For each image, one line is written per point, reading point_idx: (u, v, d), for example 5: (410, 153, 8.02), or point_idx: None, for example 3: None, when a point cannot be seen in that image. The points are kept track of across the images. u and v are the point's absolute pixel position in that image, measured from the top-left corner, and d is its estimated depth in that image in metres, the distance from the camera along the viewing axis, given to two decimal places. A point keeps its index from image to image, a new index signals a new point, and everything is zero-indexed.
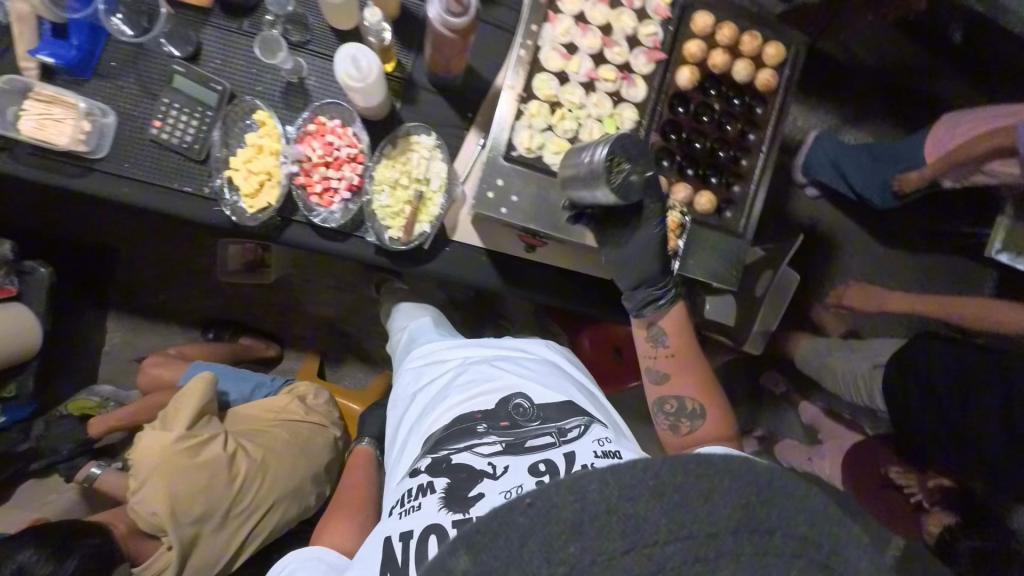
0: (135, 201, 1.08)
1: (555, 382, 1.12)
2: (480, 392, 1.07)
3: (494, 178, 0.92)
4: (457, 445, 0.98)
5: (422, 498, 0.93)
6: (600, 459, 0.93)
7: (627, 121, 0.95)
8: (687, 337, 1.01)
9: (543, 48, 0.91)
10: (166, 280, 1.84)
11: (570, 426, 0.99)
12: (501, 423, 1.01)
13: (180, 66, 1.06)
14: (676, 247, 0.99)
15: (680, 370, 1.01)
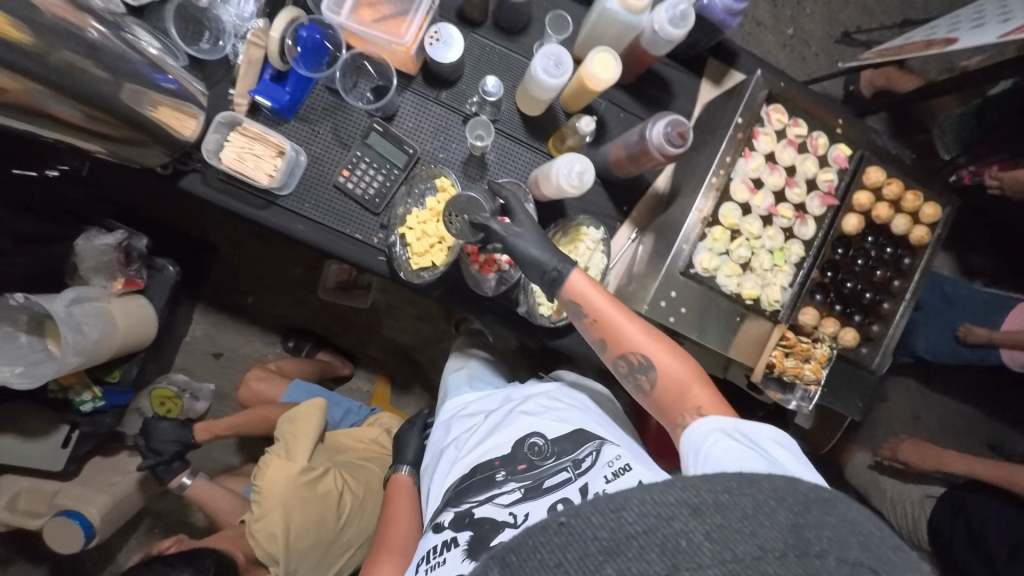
0: (306, 238, 1.14)
1: (572, 412, 1.08)
2: (497, 438, 1.06)
3: (669, 290, 0.99)
4: (478, 497, 0.97)
5: (448, 552, 0.93)
6: (612, 484, 0.89)
7: (794, 255, 1.02)
8: (597, 301, 0.90)
9: (734, 179, 1.00)
10: (258, 284, 1.90)
11: (582, 456, 0.96)
12: (518, 467, 0.98)
13: (379, 126, 1.12)
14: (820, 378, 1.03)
15: (618, 329, 0.88)
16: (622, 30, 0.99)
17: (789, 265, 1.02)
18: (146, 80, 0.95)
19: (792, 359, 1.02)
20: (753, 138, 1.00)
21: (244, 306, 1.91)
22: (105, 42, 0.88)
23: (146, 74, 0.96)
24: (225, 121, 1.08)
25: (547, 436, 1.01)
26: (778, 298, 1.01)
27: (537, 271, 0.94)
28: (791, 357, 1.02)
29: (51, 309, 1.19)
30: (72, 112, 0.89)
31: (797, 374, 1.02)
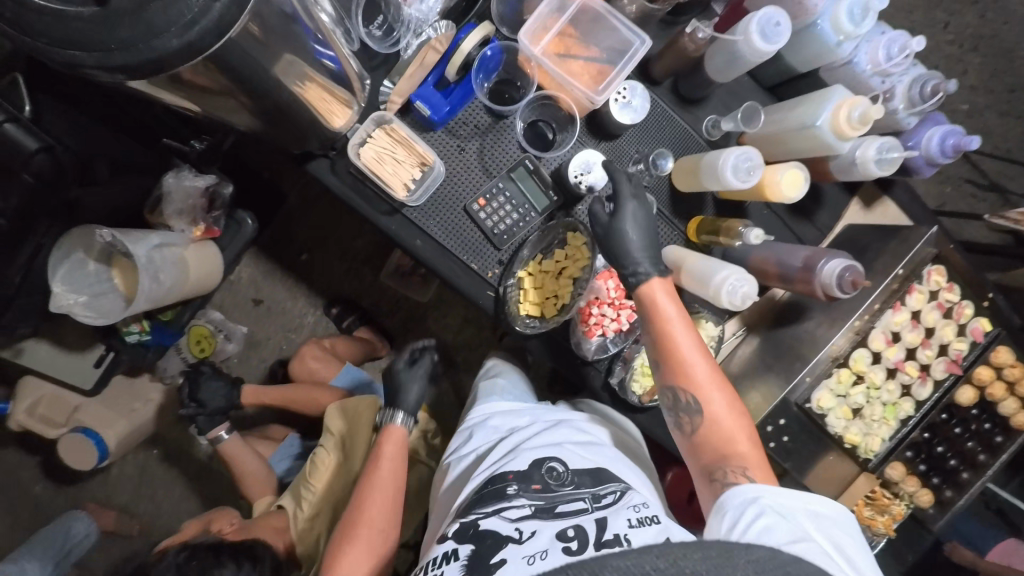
0: (420, 254, 1.09)
1: (600, 447, 1.01)
2: (513, 454, 1.00)
3: (777, 417, 0.99)
4: (485, 511, 0.90)
5: (445, 565, 0.84)
6: (635, 531, 0.82)
7: (903, 412, 1.02)
8: (668, 310, 0.87)
9: (875, 327, 0.99)
10: (315, 242, 1.83)
11: (605, 493, 0.90)
12: (533, 487, 0.92)
13: (529, 163, 1.06)
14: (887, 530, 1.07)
15: (687, 367, 0.83)
16: (820, 149, 0.94)
17: (896, 420, 1.02)
18: (310, 56, 0.81)
19: (871, 508, 1.05)
20: (907, 292, 0.99)
21: (295, 262, 1.83)
22: (283, 8, 0.70)
23: (310, 45, 0.80)
24: (376, 119, 1.01)
25: (568, 463, 0.95)
26: (876, 449, 1.02)
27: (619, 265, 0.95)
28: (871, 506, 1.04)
29: (134, 252, 1.13)
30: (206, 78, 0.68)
31: (873, 523, 1.05)
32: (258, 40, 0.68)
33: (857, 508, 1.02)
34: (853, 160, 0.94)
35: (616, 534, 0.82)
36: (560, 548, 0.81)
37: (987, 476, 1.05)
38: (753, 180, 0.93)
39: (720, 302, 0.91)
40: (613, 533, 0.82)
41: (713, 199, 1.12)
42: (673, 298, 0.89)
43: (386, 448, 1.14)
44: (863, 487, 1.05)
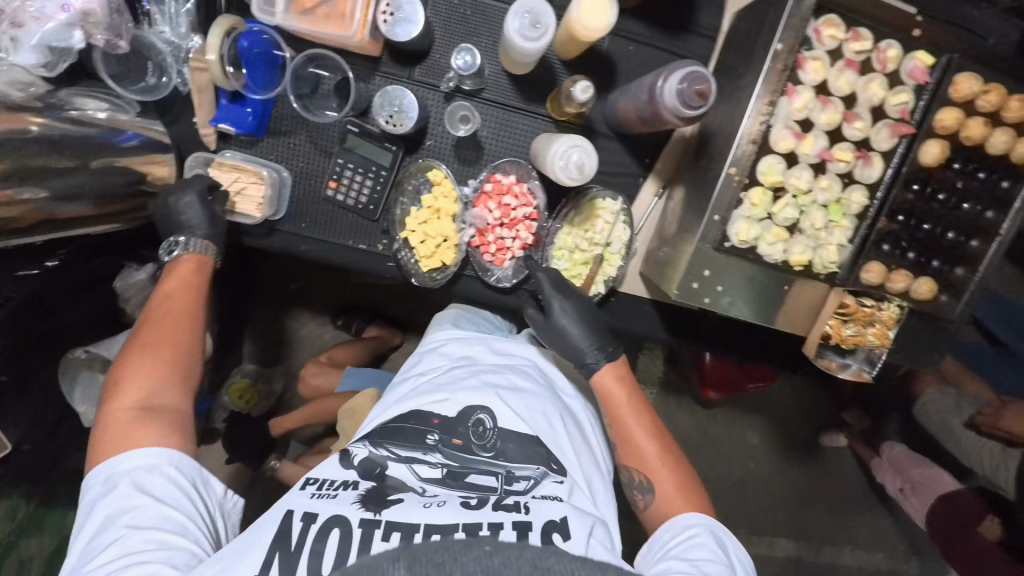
0: (312, 257, 1.10)
1: (537, 409, 0.97)
2: (447, 389, 0.96)
3: (701, 271, 0.86)
4: (399, 452, 0.88)
5: (342, 490, 0.82)
6: (537, 506, 0.82)
7: (855, 205, 0.85)
8: (620, 400, 0.98)
9: (775, 125, 0.81)
10: (305, 271, 1.86)
11: (520, 474, 0.88)
12: (453, 440, 0.89)
13: (353, 126, 1.01)
14: (887, 341, 0.91)
15: (638, 440, 0.96)
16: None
17: (848, 217, 0.86)
18: (111, 149, 0.93)
19: (852, 326, 0.90)
20: (799, 66, 0.79)
21: (298, 297, 1.89)
22: (51, 131, 0.86)
23: (109, 141, 0.93)
24: (199, 160, 1.02)
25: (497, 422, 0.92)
26: (835, 258, 0.87)
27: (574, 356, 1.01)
28: (850, 324, 0.90)
29: (111, 355, 1.30)
30: (72, 207, 0.88)
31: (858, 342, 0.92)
32: (64, 164, 0.86)
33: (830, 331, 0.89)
34: None
35: (518, 504, 0.82)
36: (459, 503, 0.81)
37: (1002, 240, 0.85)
38: (545, 35, 0.78)
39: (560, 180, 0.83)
40: (516, 505, 0.82)
41: (560, 63, 0.98)
42: (629, 388, 1.00)
43: (170, 280, 0.96)
44: (831, 305, 0.89)
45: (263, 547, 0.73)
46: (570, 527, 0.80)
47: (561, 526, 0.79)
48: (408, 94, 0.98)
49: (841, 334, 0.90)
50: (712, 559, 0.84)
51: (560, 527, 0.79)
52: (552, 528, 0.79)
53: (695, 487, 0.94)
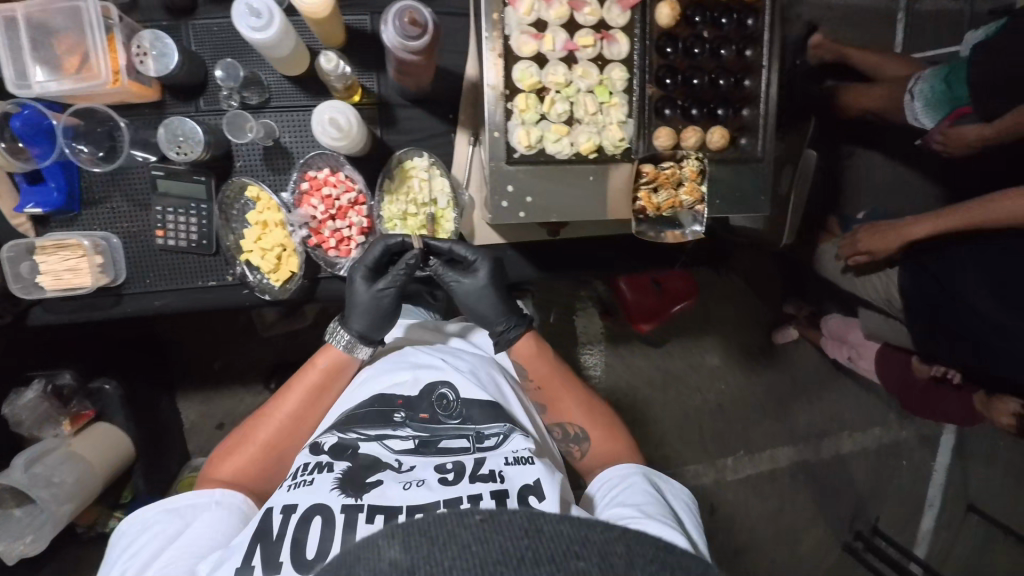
0: (171, 309, 1.11)
1: (490, 380, 1.04)
2: (404, 371, 1.01)
3: (504, 188, 0.89)
4: (367, 432, 0.91)
5: (317, 474, 0.84)
6: (511, 469, 0.86)
7: (618, 82, 0.89)
8: (543, 366, 1.11)
9: (512, 35, 0.85)
10: (220, 346, 1.84)
11: (489, 432, 0.93)
12: (420, 415, 0.95)
13: (158, 171, 1.03)
14: (701, 197, 0.94)
15: (565, 399, 1.12)
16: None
17: (618, 95, 0.90)
18: None
19: (661, 192, 0.93)
20: None
21: (224, 375, 1.85)
22: None
23: None
24: (18, 248, 1.02)
25: (459, 393, 0.97)
26: (621, 135, 0.90)
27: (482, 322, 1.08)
28: (659, 190, 0.92)
29: (13, 481, 1.26)
30: None
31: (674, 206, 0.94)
32: None
33: (641, 204, 0.91)
34: None
35: (492, 471, 0.86)
36: (436, 479, 0.84)
37: (767, 71, 0.93)
38: (265, 31, 0.83)
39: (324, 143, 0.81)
40: (490, 470, 0.86)
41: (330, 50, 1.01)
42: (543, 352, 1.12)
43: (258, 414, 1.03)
44: (636, 180, 0.91)
45: (245, 545, 0.78)
46: (544, 488, 0.84)
47: (536, 489, 0.84)
48: (192, 124, 1.00)
49: (655, 203, 0.93)
50: (652, 501, 0.93)
51: (535, 489, 0.84)
52: (527, 491, 0.83)
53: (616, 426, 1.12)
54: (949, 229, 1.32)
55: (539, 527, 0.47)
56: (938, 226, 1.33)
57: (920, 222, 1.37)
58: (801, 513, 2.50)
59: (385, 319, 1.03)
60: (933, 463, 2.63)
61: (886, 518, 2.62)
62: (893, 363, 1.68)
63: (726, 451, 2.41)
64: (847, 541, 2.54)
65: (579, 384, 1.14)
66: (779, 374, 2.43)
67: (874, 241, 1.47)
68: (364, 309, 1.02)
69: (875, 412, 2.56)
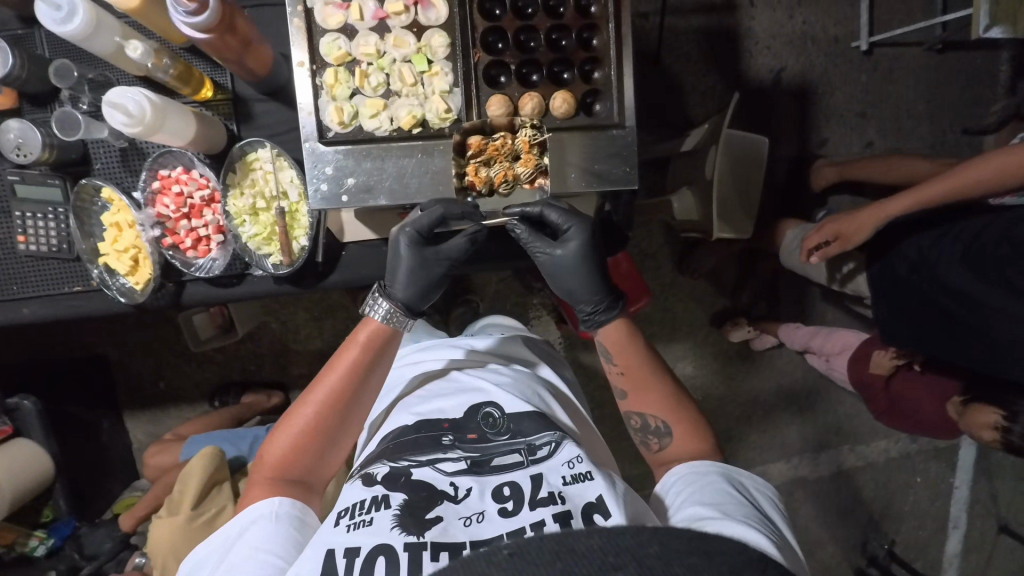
0: (40, 317, 1.08)
1: (532, 390, 0.95)
2: (449, 394, 0.91)
3: (321, 168, 0.83)
4: (419, 458, 0.80)
5: (375, 512, 0.73)
6: (570, 488, 0.76)
7: (438, 48, 0.83)
8: (632, 351, 0.91)
9: (316, 7, 0.81)
10: (154, 365, 1.79)
11: (541, 442, 0.83)
12: (468, 436, 0.84)
13: (15, 176, 1.02)
14: (541, 169, 0.85)
15: (645, 386, 0.92)
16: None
17: (440, 63, 0.84)
18: None
19: (493, 165, 0.85)
20: None
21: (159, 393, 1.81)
22: None
23: None
24: None
25: (505, 409, 0.88)
26: (445, 106, 0.83)
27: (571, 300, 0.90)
28: (488, 163, 0.84)
29: None
30: None
31: (509, 179, 0.86)
32: None
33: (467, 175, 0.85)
34: None
35: (551, 491, 0.76)
36: (496, 510, 0.74)
37: (611, 27, 0.85)
38: (69, 28, 0.82)
39: (116, 122, 0.84)
40: (549, 490, 0.76)
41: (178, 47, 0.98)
42: (636, 337, 0.91)
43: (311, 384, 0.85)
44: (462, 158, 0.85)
45: None
46: (609, 504, 0.75)
47: (601, 506, 0.74)
48: (30, 125, 0.97)
49: (489, 179, 0.85)
50: (734, 500, 0.79)
51: (600, 507, 0.74)
52: (592, 510, 0.74)
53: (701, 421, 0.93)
54: (932, 202, 1.12)
55: (568, 548, 0.47)
56: (922, 200, 1.13)
57: (898, 197, 1.16)
58: (802, 536, 2.22)
59: (429, 284, 0.85)
60: (954, 479, 2.32)
61: (905, 541, 2.32)
62: (870, 350, 1.49)
63: None
64: (859, 567, 2.25)
65: (664, 374, 0.92)
66: (768, 383, 2.15)
67: (842, 226, 1.23)
68: (411, 272, 0.84)
69: (882, 423, 2.26)
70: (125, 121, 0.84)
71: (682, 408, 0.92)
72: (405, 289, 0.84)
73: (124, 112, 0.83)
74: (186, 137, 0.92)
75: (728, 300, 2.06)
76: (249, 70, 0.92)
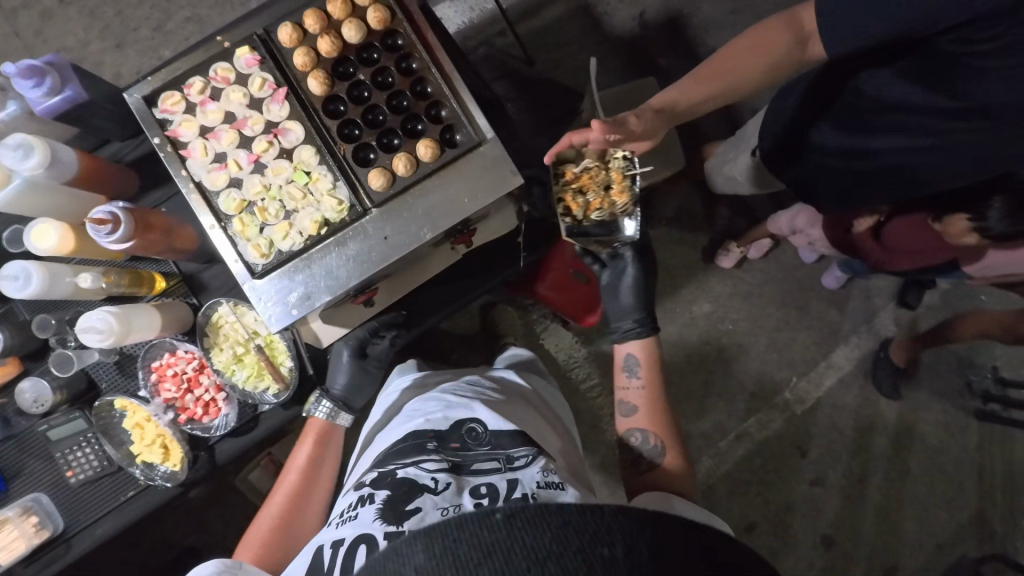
0: (111, 532, 1.18)
1: (511, 410, 0.99)
2: (436, 409, 0.97)
3: (267, 295, 0.94)
4: (404, 461, 0.85)
5: (361, 508, 0.79)
6: (543, 493, 0.79)
7: (310, 159, 0.96)
8: (653, 370, 1.20)
9: (203, 177, 0.95)
10: None
11: (519, 453, 0.86)
12: (451, 444, 0.89)
13: (45, 424, 1.15)
14: (630, 192, 1.18)
15: (650, 403, 1.16)
16: (60, 191, 0.99)
17: (317, 169, 0.96)
18: None
19: (589, 193, 1.17)
20: (177, 136, 0.96)
21: None
22: None
23: None
24: None
25: (489, 424, 0.92)
26: (336, 200, 0.95)
27: (622, 312, 1.24)
28: (584, 192, 1.16)
29: None
30: None
31: (603, 204, 1.18)
32: None
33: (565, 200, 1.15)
34: (57, 154, 0.98)
35: (524, 492, 0.79)
36: (471, 505, 0.77)
37: (433, 73, 0.97)
38: (31, 289, 0.98)
39: (91, 343, 0.99)
40: (522, 491, 0.79)
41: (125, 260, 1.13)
42: (654, 362, 1.21)
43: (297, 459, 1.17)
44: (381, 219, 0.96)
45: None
46: None
47: None
48: (39, 378, 1.14)
49: (583, 204, 1.17)
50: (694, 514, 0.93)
51: None
52: None
53: (681, 452, 1.10)
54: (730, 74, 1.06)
55: (568, 519, 0.49)
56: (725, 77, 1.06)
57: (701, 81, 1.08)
58: (905, 408, 2.09)
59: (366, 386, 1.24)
60: None
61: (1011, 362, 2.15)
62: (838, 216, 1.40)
63: (779, 387, 2.07)
64: (978, 409, 2.09)
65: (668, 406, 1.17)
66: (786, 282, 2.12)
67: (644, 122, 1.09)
68: (348, 377, 1.23)
69: None
70: (96, 339, 0.99)
71: (666, 432, 1.12)
72: (343, 385, 1.22)
73: (96, 330, 0.99)
74: (157, 326, 1.08)
75: (704, 228, 2.09)
76: (177, 248, 1.07)
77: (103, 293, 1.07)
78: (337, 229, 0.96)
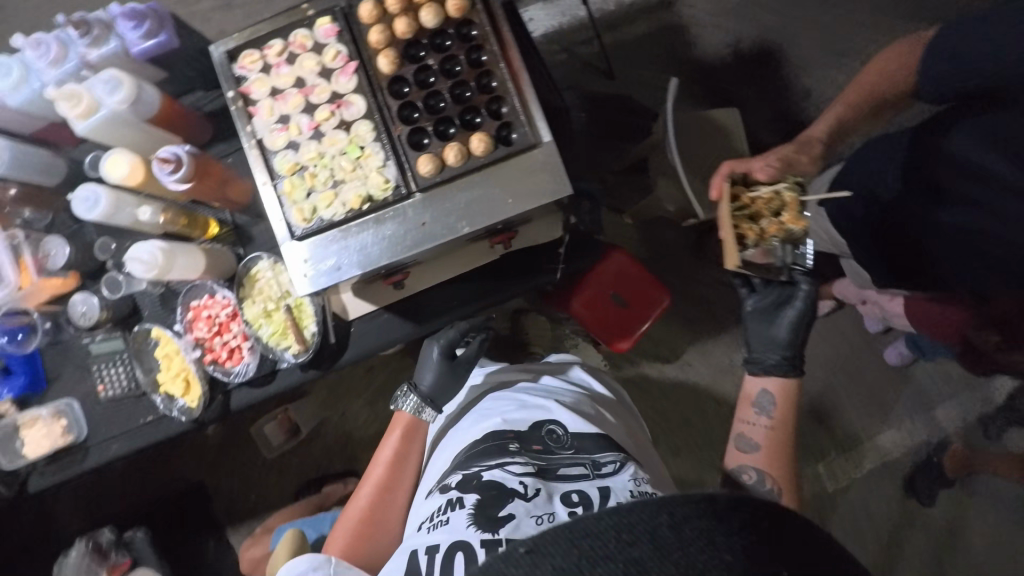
0: (125, 450, 1.24)
1: (591, 412, 1.04)
2: (515, 410, 1.03)
3: (304, 261, 0.96)
4: (489, 463, 0.92)
5: (452, 512, 0.86)
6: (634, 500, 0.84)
7: (366, 135, 0.97)
8: (787, 411, 1.26)
9: (264, 136, 0.99)
10: None
11: (604, 460, 0.92)
12: (534, 446, 0.95)
13: (88, 338, 1.24)
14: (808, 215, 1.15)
15: (772, 439, 1.21)
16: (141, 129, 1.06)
17: (370, 145, 0.97)
18: None
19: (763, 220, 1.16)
20: (247, 93, 1.00)
21: None
22: None
23: None
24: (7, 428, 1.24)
25: (569, 428, 0.98)
26: (383, 178, 0.95)
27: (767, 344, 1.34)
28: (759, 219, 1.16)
29: None
30: None
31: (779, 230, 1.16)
32: None
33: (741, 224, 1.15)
34: (143, 93, 1.05)
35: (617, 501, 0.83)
36: (565, 512, 0.83)
37: (500, 68, 0.96)
38: (96, 212, 1.04)
39: (137, 271, 1.06)
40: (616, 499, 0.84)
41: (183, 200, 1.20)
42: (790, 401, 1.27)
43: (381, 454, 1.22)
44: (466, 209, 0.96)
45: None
46: None
47: None
48: (89, 294, 1.22)
49: (758, 230, 1.17)
50: None
51: None
52: None
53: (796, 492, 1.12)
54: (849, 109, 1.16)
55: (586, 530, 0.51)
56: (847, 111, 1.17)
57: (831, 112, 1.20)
58: (954, 510, 1.87)
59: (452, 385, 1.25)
60: None
61: None
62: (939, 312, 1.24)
63: (812, 457, 1.92)
64: None
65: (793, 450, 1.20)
66: (841, 346, 1.96)
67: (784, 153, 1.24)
68: (434, 375, 1.25)
69: None
70: (142, 269, 1.06)
71: (786, 473, 1.15)
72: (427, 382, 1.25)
73: (143, 260, 1.06)
74: (199, 269, 1.13)
75: None
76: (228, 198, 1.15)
77: (156, 228, 1.13)
78: (385, 208, 0.96)
